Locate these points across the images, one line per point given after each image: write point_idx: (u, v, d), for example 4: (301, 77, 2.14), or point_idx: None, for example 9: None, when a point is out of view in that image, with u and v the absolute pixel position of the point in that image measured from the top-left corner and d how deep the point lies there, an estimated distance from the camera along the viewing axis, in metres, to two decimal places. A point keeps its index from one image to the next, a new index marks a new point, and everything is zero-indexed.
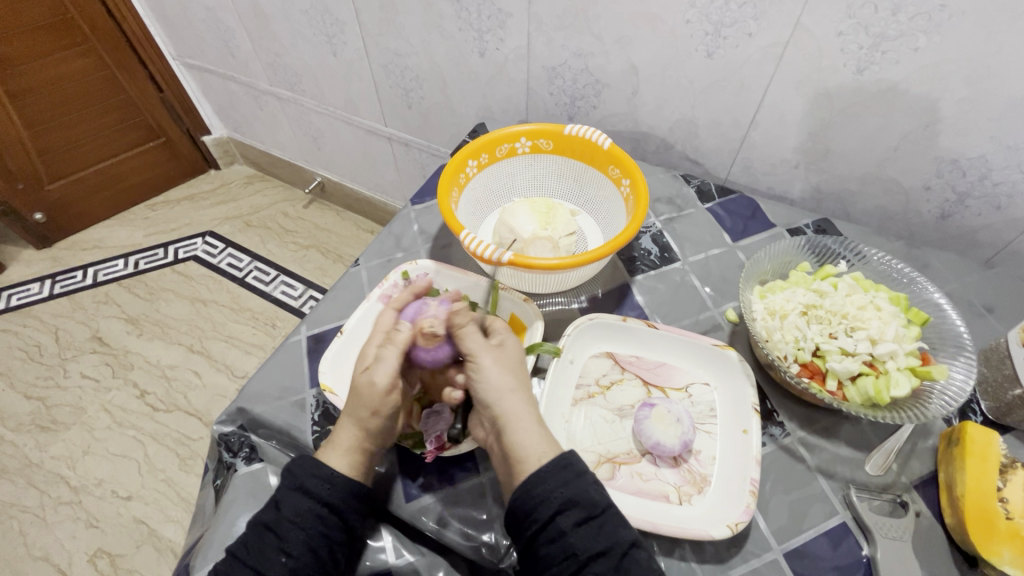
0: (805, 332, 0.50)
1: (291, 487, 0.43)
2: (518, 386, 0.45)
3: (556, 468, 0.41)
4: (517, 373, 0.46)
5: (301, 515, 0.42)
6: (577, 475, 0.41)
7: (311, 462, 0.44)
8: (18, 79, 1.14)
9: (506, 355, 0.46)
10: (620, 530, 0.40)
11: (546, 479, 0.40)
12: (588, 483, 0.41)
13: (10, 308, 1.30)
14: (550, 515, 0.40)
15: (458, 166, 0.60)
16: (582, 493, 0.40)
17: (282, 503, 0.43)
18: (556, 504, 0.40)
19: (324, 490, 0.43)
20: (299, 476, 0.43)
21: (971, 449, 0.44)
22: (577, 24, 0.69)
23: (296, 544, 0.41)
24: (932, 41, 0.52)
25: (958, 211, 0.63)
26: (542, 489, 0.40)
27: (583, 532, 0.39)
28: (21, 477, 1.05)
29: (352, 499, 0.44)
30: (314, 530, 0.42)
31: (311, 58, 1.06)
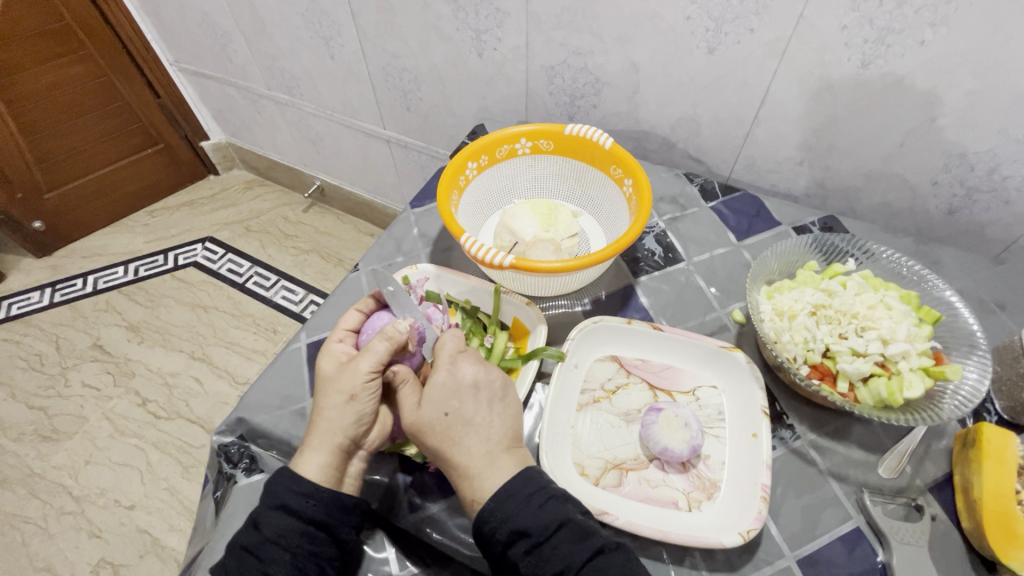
0: (814, 333, 0.49)
1: (273, 507, 0.42)
2: (442, 438, 0.42)
3: (499, 501, 0.39)
4: (440, 424, 0.42)
5: (284, 536, 0.41)
6: (520, 503, 0.39)
7: (291, 476, 0.43)
8: (15, 88, 1.14)
9: (427, 407, 0.43)
10: (575, 547, 0.38)
11: (490, 515, 0.39)
12: (534, 506, 0.39)
13: (11, 317, 1.29)
14: (502, 547, 0.39)
15: (457, 168, 0.60)
16: (527, 520, 0.38)
17: (261, 523, 0.41)
18: (505, 535, 0.38)
19: (308, 507, 0.42)
20: (280, 494, 0.42)
21: (987, 450, 0.43)
22: (576, 22, 0.68)
23: (282, 568, 0.40)
24: (938, 34, 0.51)
25: (967, 206, 0.62)
26: (488, 525, 0.39)
27: (534, 560, 0.38)
28: (23, 488, 1.05)
29: (339, 512, 0.43)
30: (299, 550, 0.41)
31: (308, 62, 1.05)
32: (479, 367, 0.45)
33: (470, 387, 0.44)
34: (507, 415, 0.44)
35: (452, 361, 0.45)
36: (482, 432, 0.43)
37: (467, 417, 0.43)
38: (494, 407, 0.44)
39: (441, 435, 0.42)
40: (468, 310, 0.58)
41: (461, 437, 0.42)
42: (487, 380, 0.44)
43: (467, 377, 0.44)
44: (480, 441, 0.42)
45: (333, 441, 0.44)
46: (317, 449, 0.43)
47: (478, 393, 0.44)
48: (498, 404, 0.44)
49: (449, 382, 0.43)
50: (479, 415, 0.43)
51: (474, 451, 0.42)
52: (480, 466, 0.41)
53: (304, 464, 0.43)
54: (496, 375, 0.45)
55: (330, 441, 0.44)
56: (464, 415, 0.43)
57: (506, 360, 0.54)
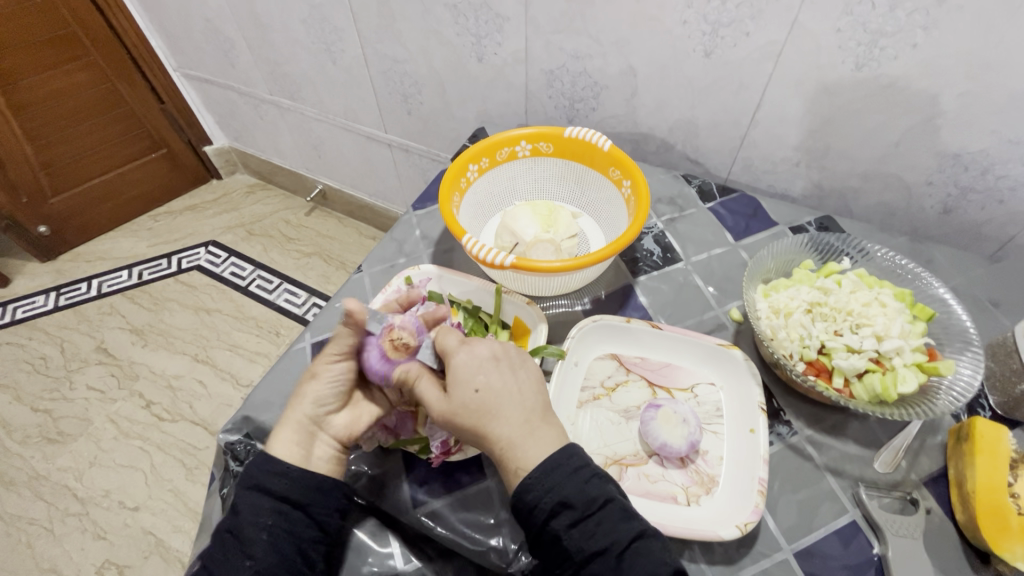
0: (810, 330, 0.50)
1: (247, 488, 0.43)
2: (477, 412, 0.41)
3: (545, 471, 0.39)
4: (473, 400, 0.41)
5: (259, 515, 0.42)
6: (569, 476, 0.39)
7: (264, 458, 0.44)
8: (21, 94, 1.15)
9: (454, 390, 0.42)
10: (619, 524, 0.38)
11: (536, 485, 0.39)
12: (581, 480, 0.39)
13: (15, 321, 1.31)
14: (545, 519, 0.39)
15: (458, 170, 0.61)
16: (574, 494, 0.39)
17: (239, 506, 0.42)
18: (550, 508, 0.39)
19: (282, 486, 0.43)
20: (255, 475, 0.43)
21: (981, 444, 0.44)
22: (575, 27, 0.69)
23: (260, 547, 0.41)
24: (930, 36, 0.52)
25: (961, 206, 0.63)
26: (532, 496, 0.39)
27: (576, 534, 0.38)
28: (28, 490, 1.05)
29: (315, 493, 0.44)
30: (275, 529, 0.42)
31: (310, 67, 1.06)
32: (492, 343, 0.45)
33: (490, 360, 0.43)
34: (534, 382, 0.44)
35: (463, 343, 0.45)
36: (516, 398, 0.42)
37: (498, 388, 0.42)
38: (518, 373, 0.44)
39: (476, 410, 0.41)
40: (470, 309, 0.58)
41: (498, 409, 0.42)
42: (503, 352, 0.44)
43: (485, 352, 0.44)
44: (517, 408, 0.42)
45: (299, 418, 0.46)
46: (286, 424, 0.46)
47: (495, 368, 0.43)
48: (522, 372, 0.44)
49: (468, 360, 0.43)
50: (506, 383, 0.43)
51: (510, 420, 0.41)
52: (522, 433, 0.41)
53: (275, 442, 0.45)
54: (514, 347, 0.45)
55: (296, 416, 0.46)
56: (493, 388, 0.42)
57: None
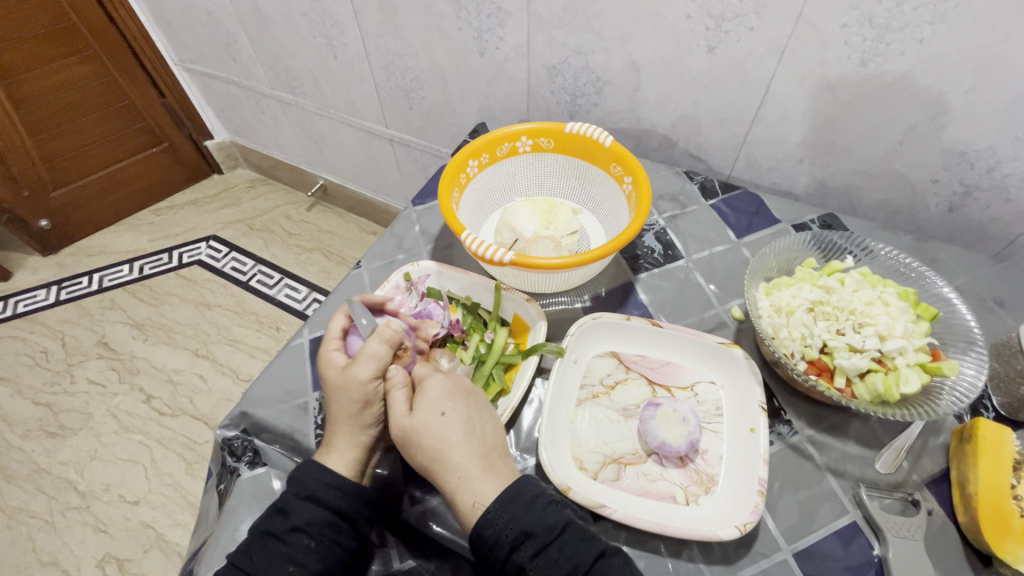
0: (812, 329, 0.50)
1: (301, 497, 0.44)
2: (437, 440, 0.44)
3: (502, 504, 0.40)
4: (436, 423, 0.44)
5: (311, 524, 0.43)
6: (525, 506, 0.40)
7: (319, 468, 0.45)
8: (22, 87, 1.15)
9: (421, 410, 0.45)
10: (581, 548, 0.39)
11: (492, 520, 0.40)
12: (538, 509, 0.40)
13: (17, 315, 1.31)
14: (507, 552, 0.39)
15: (458, 166, 0.60)
16: (533, 523, 0.40)
17: (288, 510, 0.43)
18: (511, 539, 0.39)
19: (336, 498, 0.44)
20: (310, 484, 0.44)
21: (984, 446, 0.44)
22: (576, 21, 0.69)
23: (307, 553, 0.42)
24: (937, 32, 0.51)
25: (967, 204, 0.62)
26: (493, 530, 0.40)
27: (541, 561, 0.39)
28: (29, 483, 1.06)
29: (362, 506, 0.45)
30: (324, 538, 0.43)
31: (311, 62, 1.06)
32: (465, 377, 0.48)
33: (459, 393, 0.47)
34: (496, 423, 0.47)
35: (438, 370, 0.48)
36: (474, 437, 0.45)
37: (462, 419, 0.45)
38: (484, 415, 0.46)
39: (437, 435, 0.44)
40: (469, 306, 0.59)
41: (456, 438, 0.44)
42: (472, 390, 0.48)
43: (458, 384, 0.47)
44: (475, 442, 0.44)
45: (358, 438, 0.46)
46: (342, 447, 0.46)
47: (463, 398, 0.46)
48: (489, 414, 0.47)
49: (442, 388, 0.46)
50: (469, 419, 0.45)
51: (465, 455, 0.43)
52: (476, 468, 0.43)
53: (333, 461, 0.46)
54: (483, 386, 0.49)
55: (349, 437, 0.46)
56: (459, 416, 0.45)
57: (505, 356, 0.54)
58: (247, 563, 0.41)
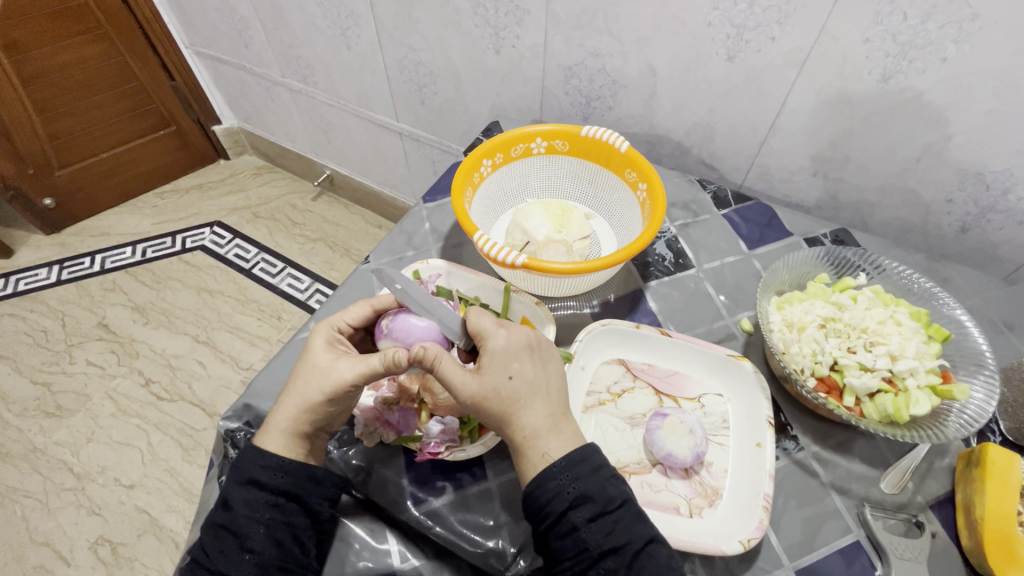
0: (823, 346, 0.49)
1: (240, 483, 0.42)
2: (507, 401, 0.41)
3: (570, 462, 0.40)
4: (506, 387, 0.41)
5: (256, 509, 0.41)
6: (591, 471, 0.40)
7: (255, 452, 0.43)
8: (31, 64, 1.14)
9: (490, 371, 0.41)
10: (635, 526, 0.39)
11: (559, 475, 0.40)
12: (603, 478, 0.40)
13: (17, 293, 1.30)
14: (564, 509, 0.39)
15: (472, 165, 0.60)
16: (595, 489, 0.39)
17: (232, 501, 0.42)
18: (570, 499, 0.39)
19: (275, 479, 0.42)
20: (247, 469, 0.42)
21: (991, 471, 0.44)
22: (595, 23, 0.68)
23: (258, 540, 0.40)
24: (962, 51, 0.51)
25: (980, 225, 0.62)
26: (556, 484, 0.39)
27: (596, 528, 0.38)
28: (24, 462, 1.05)
29: (309, 483, 0.43)
30: (273, 522, 0.41)
31: (324, 51, 1.05)
32: (527, 328, 0.44)
33: (524, 347, 0.43)
34: (558, 375, 0.44)
35: (499, 326, 0.44)
36: (544, 392, 0.42)
37: (528, 380, 0.42)
38: (548, 366, 0.44)
39: (508, 397, 0.41)
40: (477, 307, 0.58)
41: (528, 400, 0.41)
42: (537, 342, 0.44)
43: (520, 340, 0.43)
44: (544, 401, 0.42)
45: (296, 427, 0.43)
46: (278, 430, 0.43)
47: (530, 351, 0.43)
48: (551, 359, 0.44)
49: (508, 344, 0.42)
50: (539, 374, 0.43)
51: (540, 410, 0.42)
52: (545, 426, 0.41)
53: (268, 445, 0.43)
54: (542, 335, 0.45)
55: (288, 423, 0.43)
56: (527, 378, 0.42)
57: None
58: (209, 562, 0.40)
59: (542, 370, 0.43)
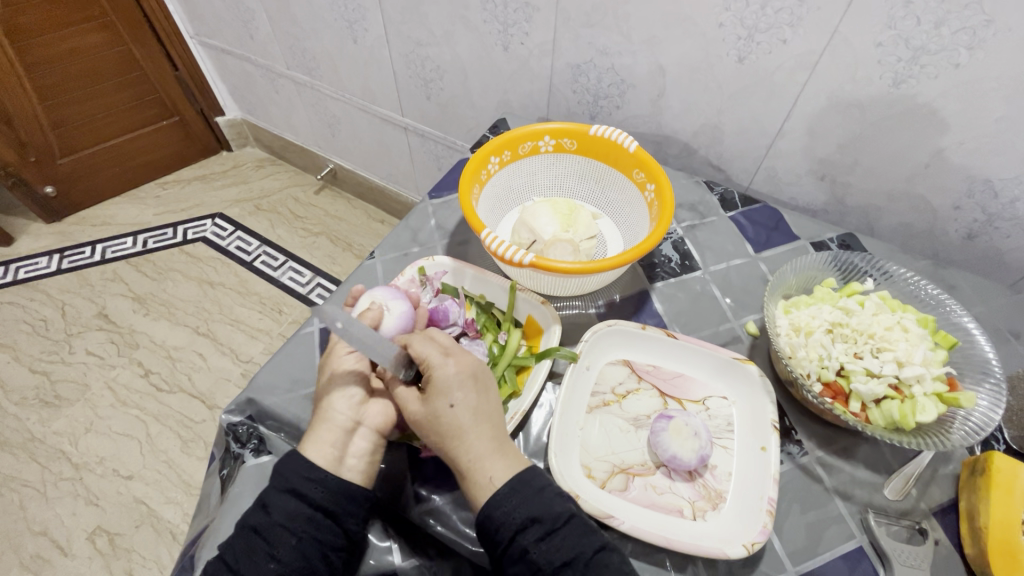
0: (830, 351, 0.49)
1: (281, 491, 0.42)
2: (445, 426, 0.42)
3: (512, 488, 0.40)
4: (446, 413, 0.42)
5: (292, 520, 0.41)
6: (534, 492, 0.40)
7: (301, 462, 0.43)
8: (34, 52, 1.13)
9: (433, 399, 0.43)
10: (582, 539, 0.39)
11: (501, 501, 0.40)
12: (546, 497, 0.41)
13: (17, 281, 1.29)
14: (512, 534, 0.39)
15: (480, 162, 0.59)
16: (540, 509, 0.40)
17: (270, 505, 0.42)
18: (517, 522, 0.39)
19: (318, 493, 0.42)
20: (290, 478, 0.42)
21: (997, 479, 0.43)
22: (606, 21, 0.68)
23: (286, 550, 0.40)
24: (975, 57, 0.50)
25: (987, 232, 0.62)
26: (501, 511, 0.39)
27: (546, 546, 0.38)
28: (23, 451, 1.05)
29: (346, 502, 0.43)
30: (305, 535, 0.41)
31: (330, 44, 1.05)
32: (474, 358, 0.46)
33: (469, 379, 0.44)
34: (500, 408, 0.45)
35: (446, 355, 0.45)
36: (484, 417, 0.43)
37: (472, 407, 0.43)
38: (488, 397, 0.45)
39: (448, 423, 0.42)
40: (483, 305, 0.58)
41: (466, 428, 0.42)
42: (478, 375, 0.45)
43: (468, 369, 0.45)
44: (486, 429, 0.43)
45: (337, 421, 0.45)
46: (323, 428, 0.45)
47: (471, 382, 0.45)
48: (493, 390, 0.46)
49: (450, 374, 0.44)
50: (483, 405, 0.44)
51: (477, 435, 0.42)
52: (489, 450, 0.42)
53: (314, 447, 0.44)
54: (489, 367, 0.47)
55: (329, 414, 0.45)
56: (469, 405, 0.43)
57: (517, 358, 0.53)
58: (231, 561, 0.40)
59: (484, 405, 0.44)
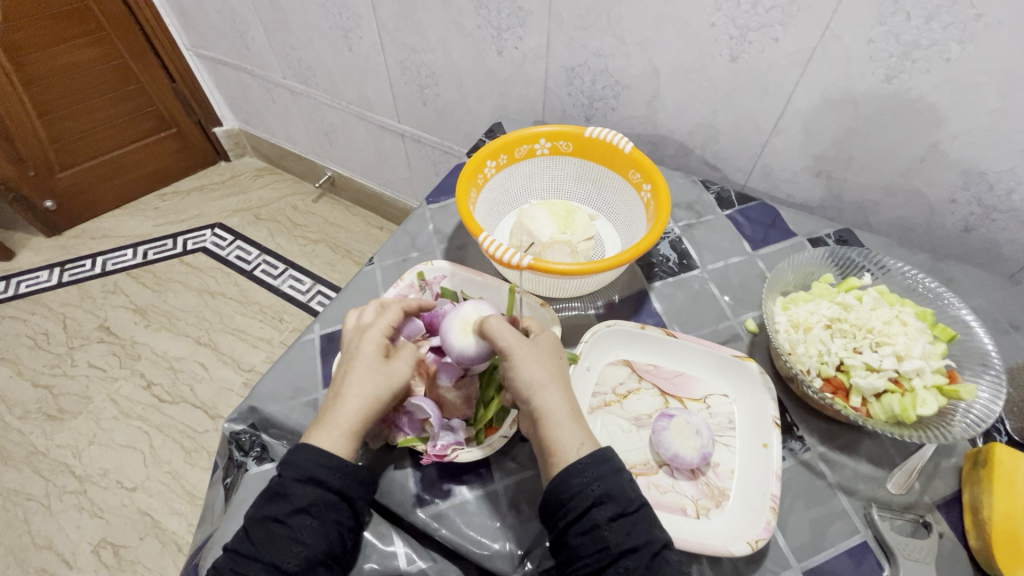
0: (829, 346, 0.49)
1: (299, 479, 0.41)
2: (525, 382, 0.43)
3: (595, 460, 0.40)
4: (556, 361, 0.45)
5: (313, 506, 0.40)
6: (614, 470, 0.40)
7: (316, 450, 0.42)
8: (31, 66, 1.14)
9: (544, 346, 0.46)
10: (653, 529, 0.39)
11: (582, 471, 0.39)
12: (625, 478, 0.40)
13: (18, 295, 1.30)
14: (587, 506, 0.39)
15: (477, 166, 0.59)
16: (618, 489, 0.39)
17: (288, 492, 0.41)
18: (593, 496, 0.39)
19: (336, 479, 0.41)
20: (307, 467, 0.41)
21: (998, 471, 0.43)
22: (599, 24, 0.68)
23: (311, 534, 0.40)
24: (965, 51, 0.51)
25: (984, 225, 0.62)
26: (580, 481, 0.39)
27: (618, 527, 0.38)
28: (26, 465, 1.05)
29: (360, 485, 0.43)
30: (327, 518, 0.41)
31: (326, 53, 1.05)
32: None
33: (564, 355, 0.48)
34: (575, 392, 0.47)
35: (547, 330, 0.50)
36: (560, 377, 0.44)
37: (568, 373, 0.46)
38: (560, 359, 0.46)
39: (553, 369, 0.44)
40: None
41: (564, 383, 0.44)
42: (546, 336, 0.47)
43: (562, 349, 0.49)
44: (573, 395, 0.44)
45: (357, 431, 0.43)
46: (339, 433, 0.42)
47: (546, 350, 0.46)
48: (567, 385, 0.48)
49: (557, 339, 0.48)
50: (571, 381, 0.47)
51: (556, 396, 0.43)
52: (571, 414, 0.42)
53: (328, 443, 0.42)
54: None
55: (347, 425, 0.42)
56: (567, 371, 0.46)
57: None
58: (252, 550, 0.39)
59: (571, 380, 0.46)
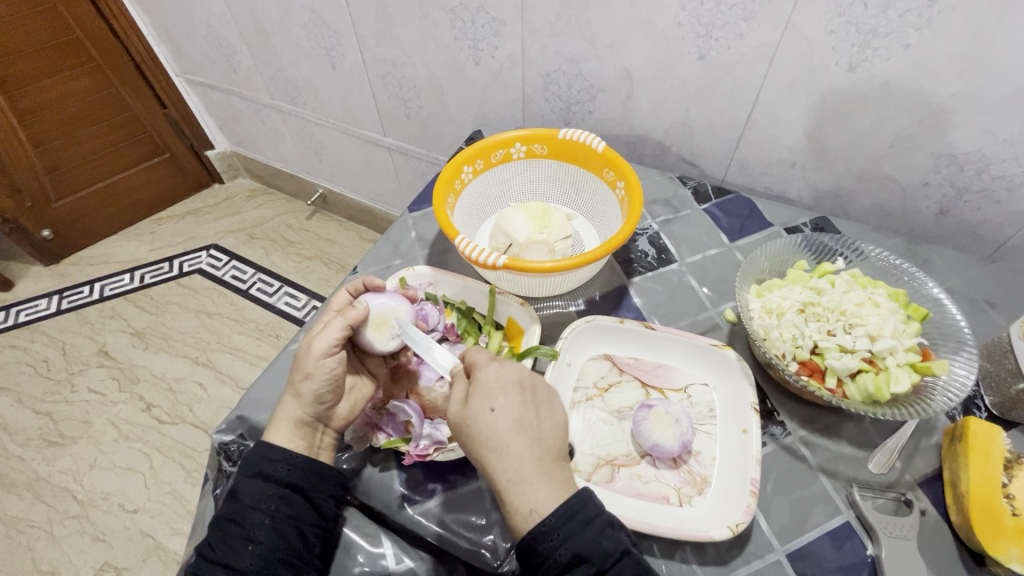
0: (803, 330, 0.50)
1: (248, 476, 0.45)
2: (485, 437, 0.40)
3: (560, 519, 0.38)
4: (489, 417, 0.40)
5: (261, 500, 0.44)
6: (581, 527, 0.37)
7: (264, 446, 0.46)
8: (24, 100, 1.16)
9: (475, 401, 0.42)
10: None
11: (546, 535, 0.37)
12: (595, 532, 0.37)
13: (18, 324, 1.31)
14: (561, 569, 0.37)
15: (453, 172, 0.61)
16: (588, 547, 0.37)
17: (241, 491, 0.44)
18: (564, 560, 0.37)
19: (282, 472, 0.45)
20: (255, 464, 0.45)
21: (974, 444, 0.44)
22: (569, 30, 0.70)
23: (262, 531, 0.42)
24: (923, 37, 0.52)
25: (958, 207, 0.63)
26: (546, 545, 0.37)
27: None
28: (28, 492, 1.06)
29: (312, 478, 0.45)
30: (277, 514, 0.43)
31: (310, 71, 1.07)
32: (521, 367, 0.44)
33: (515, 385, 0.42)
34: (554, 420, 0.43)
35: (493, 359, 0.44)
36: (532, 433, 0.41)
37: (514, 416, 0.41)
38: (540, 410, 0.42)
39: (489, 429, 0.40)
40: (464, 310, 0.59)
41: (506, 440, 0.40)
42: (532, 383, 0.43)
43: (512, 376, 0.43)
44: (526, 447, 0.40)
45: (294, 417, 0.47)
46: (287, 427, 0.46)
47: (481, 400, 0.41)
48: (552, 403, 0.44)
49: (495, 378, 0.42)
50: (530, 417, 0.41)
51: (505, 458, 0.40)
52: (531, 472, 0.39)
53: (274, 436, 0.47)
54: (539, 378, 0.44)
55: (293, 412, 0.47)
56: (514, 416, 0.41)
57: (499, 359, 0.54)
58: (211, 549, 0.42)
59: (531, 422, 0.41)
